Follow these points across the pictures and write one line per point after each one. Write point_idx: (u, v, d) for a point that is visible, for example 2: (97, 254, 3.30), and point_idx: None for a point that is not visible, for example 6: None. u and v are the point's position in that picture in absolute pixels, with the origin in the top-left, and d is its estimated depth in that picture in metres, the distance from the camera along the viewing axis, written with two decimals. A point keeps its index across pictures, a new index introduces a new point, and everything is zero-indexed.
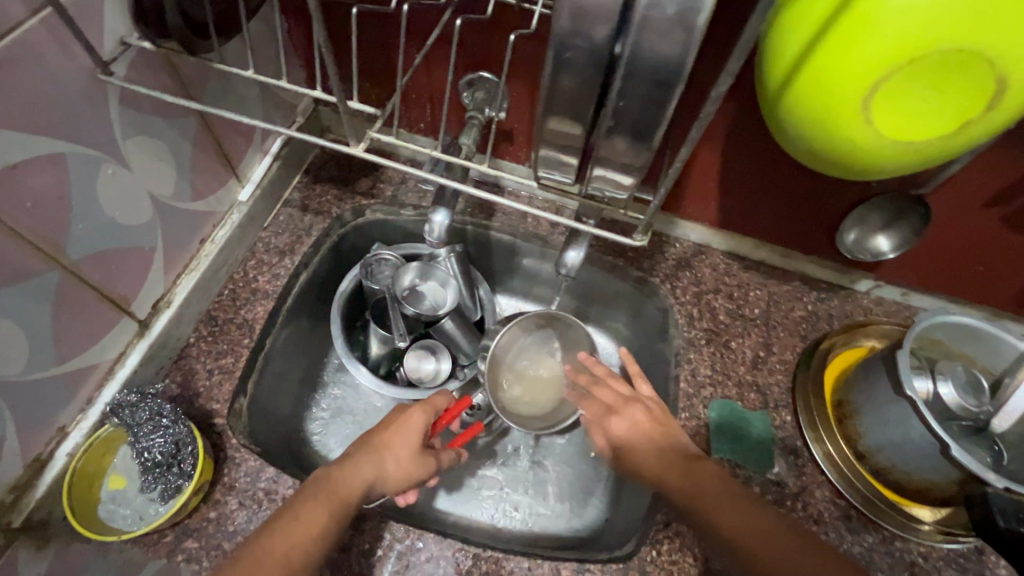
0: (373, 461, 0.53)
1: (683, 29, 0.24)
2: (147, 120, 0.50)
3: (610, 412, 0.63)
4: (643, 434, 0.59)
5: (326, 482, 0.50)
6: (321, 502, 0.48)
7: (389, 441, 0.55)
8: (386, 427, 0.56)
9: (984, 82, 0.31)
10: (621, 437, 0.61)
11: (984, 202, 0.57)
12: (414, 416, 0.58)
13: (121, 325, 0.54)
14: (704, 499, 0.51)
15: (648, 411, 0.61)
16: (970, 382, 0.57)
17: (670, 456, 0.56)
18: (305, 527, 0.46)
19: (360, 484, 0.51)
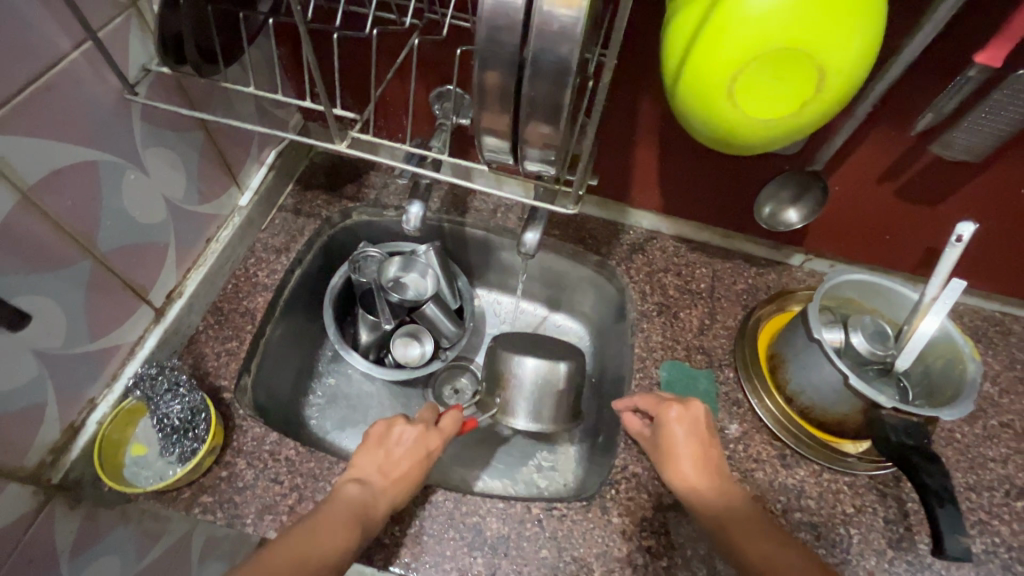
0: (388, 486, 0.58)
1: (568, 39, 0.33)
2: (162, 133, 0.59)
3: (667, 404, 0.62)
4: (689, 445, 0.60)
5: (351, 496, 0.56)
6: (349, 512, 0.54)
7: (403, 468, 0.59)
8: (400, 449, 0.61)
9: (809, 69, 0.41)
10: (671, 434, 0.61)
11: (877, 177, 0.66)
12: (430, 440, 0.63)
13: (140, 312, 0.63)
14: (731, 529, 0.54)
15: (699, 420, 0.62)
16: (877, 332, 0.66)
17: (714, 482, 0.58)
18: (332, 529, 0.51)
19: (385, 506, 0.57)
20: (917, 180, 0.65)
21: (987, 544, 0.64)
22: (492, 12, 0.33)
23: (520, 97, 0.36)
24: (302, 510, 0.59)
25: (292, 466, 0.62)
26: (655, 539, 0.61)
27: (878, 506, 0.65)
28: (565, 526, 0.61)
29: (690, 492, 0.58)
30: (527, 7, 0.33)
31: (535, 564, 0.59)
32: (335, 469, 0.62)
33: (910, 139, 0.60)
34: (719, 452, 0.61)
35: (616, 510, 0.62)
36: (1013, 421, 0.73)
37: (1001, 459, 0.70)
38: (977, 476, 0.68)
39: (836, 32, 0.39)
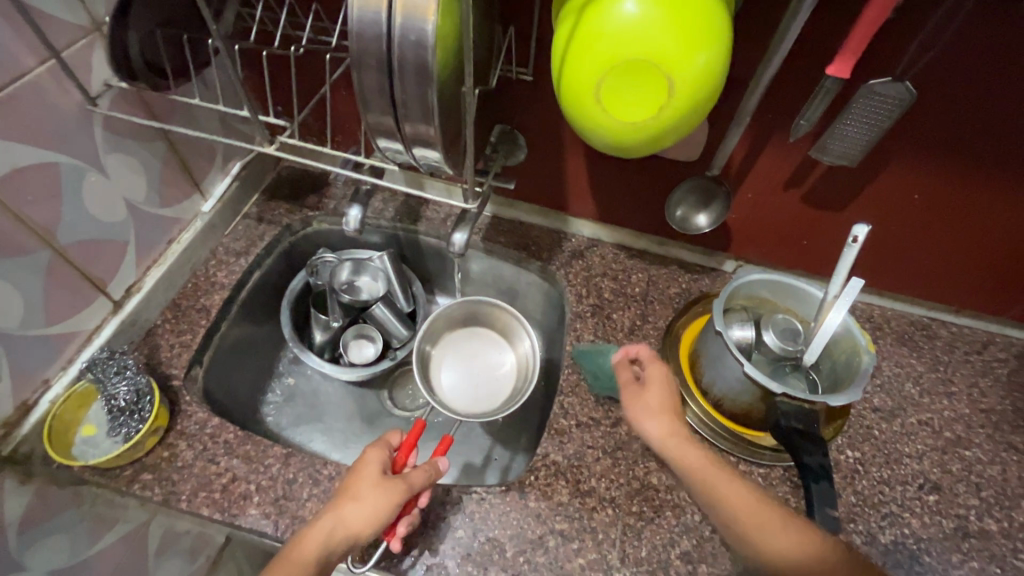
0: (334, 512, 0.54)
1: (425, 48, 0.39)
2: (122, 141, 0.65)
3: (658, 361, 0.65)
4: (671, 398, 0.62)
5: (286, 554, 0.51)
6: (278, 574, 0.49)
7: (348, 495, 0.55)
8: (349, 478, 0.57)
9: (658, 78, 0.46)
10: (659, 383, 0.63)
11: (785, 183, 0.70)
12: (370, 455, 0.59)
13: (98, 303, 0.68)
14: (719, 486, 0.54)
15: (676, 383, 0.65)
16: (787, 329, 0.69)
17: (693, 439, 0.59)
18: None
19: (319, 543, 0.52)
20: (819, 186, 0.70)
21: (896, 535, 0.66)
22: (358, 26, 0.39)
23: (393, 98, 0.42)
24: (234, 488, 0.63)
25: (229, 448, 0.66)
26: (569, 522, 0.64)
27: (790, 496, 0.68)
28: (483, 508, 0.64)
29: (674, 452, 0.57)
30: (388, 25, 0.39)
31: (451, 543, 0.62)
32: (270, 451, 0.66)
33: (801, 146, 0.65)
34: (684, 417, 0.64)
35: (533, 495, 0.65)
36: (932, 419, 0.75)
37: (916, 455, 0.72)
38: (892, 471, 0.70)
39: (675, 45, 0.45)
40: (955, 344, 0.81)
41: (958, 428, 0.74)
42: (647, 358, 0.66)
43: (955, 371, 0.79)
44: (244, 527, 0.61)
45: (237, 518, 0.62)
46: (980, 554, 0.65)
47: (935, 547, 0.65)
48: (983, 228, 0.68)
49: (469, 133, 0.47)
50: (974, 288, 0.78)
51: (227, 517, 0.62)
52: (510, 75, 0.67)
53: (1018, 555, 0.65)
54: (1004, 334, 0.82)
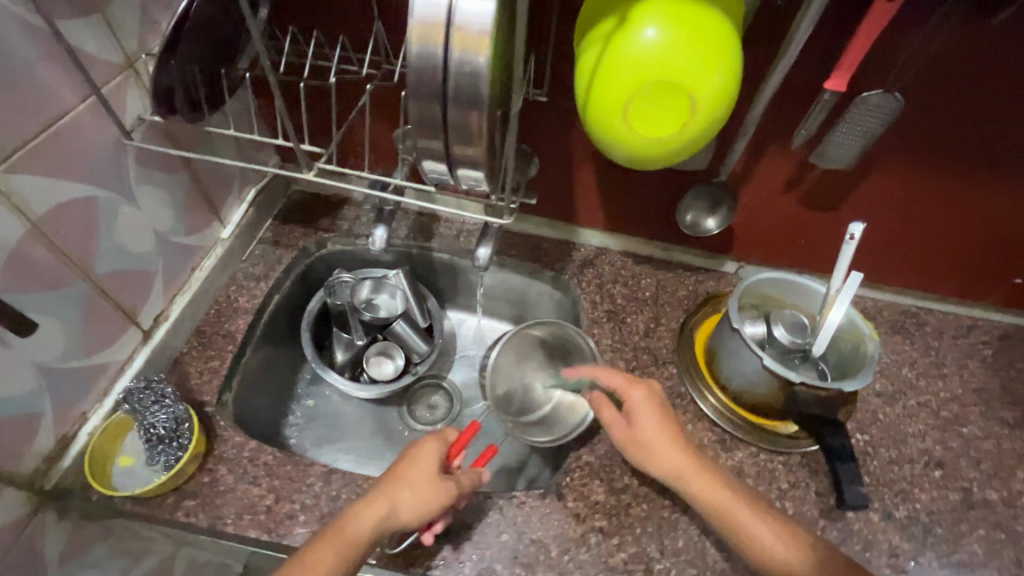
0: (387, 497, 0.57)
1: (480, 78, 0.42)
2: (152, 173, 0.67)
3: (633, 385, 0.66)
4: (662, 422, 0.64)
5: (333, 526, 0.55)
6: (327, 546, 0.53)
7: (408, 478, 0.58)
8: (408, 462, 0.60)
9: (681, 96, 0.51)
10: (640, 413, 0.65)
11: (784, 186, 0.76)
12: (430, 446, 0.62)
13: (130, 333, 0.69)
14: (733, 513, 0.59)
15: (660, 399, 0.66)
16: (795, 323, 0.73)
17: (695, 463, 0.62)
18: (310, 566, 0.51)
19: (369, 524, 0.55)
20: (815, 188, 0.75)
21: (908, 510, 0.70)
22: (417, 61, 0.42)
23: (446, 124, 0.45)
24: (279, 508, 0.64)
25: (269, 470, 0.67)
26: (607, 519, 0.66)
27: (809, 481, 0.72)
28: (524, 511, 0.66)
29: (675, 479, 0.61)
30: (444, 58, 0.42)
31: (497, 547, 0.64)
32: (311, 470, 0.67)
33: (799, 152, 0.70)
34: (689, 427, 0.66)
35: (571, 495, 0.68)
36: (929, 400, 0.80)
37: (919, 434, 0.77)
38: (899, 450, 0.75)
39: (694, 66, 0.49)
40: (943, 330, 0.87)
41: (954, 407, 0.79)
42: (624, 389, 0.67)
43: (945, 355, 0.84)
44: (292, 546, 0.62)
45: (285, 537, 0.62)
46: (985, 522, 0.70)
47: (945, 519, 0.70)
48: (964, 220, 0.75)
49: (510, 154, 0.51)
50: (957, 276, 0.84)
51: (275, 537, 0.62)
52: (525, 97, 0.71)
53: (1018, 520, 0.71)
54: (987, 318, 0.88)
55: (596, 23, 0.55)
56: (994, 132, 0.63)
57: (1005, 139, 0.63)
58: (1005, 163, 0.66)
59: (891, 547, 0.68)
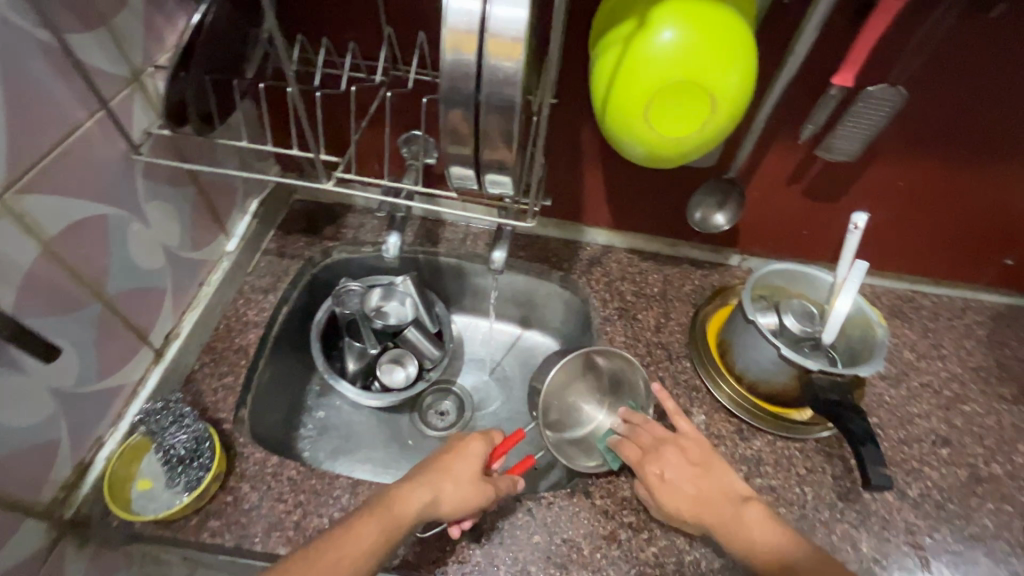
0: (431, 486, 0.59)
1: (513, 83, 0.42)
2: (160, 187, 0.65)
3: (644, 458, 0.66)
4: (679, 482, 0.64)
5: (380, 499, 0.57)
6: (376, 518, 0.55)
7: (455, 470, 0.62)
8: (454, 455, 0.64)
9: (701, 94, 0.52)
10: (652, 479, 0.64)
11: (788, 180, 0.78)
12: (475, 444, 0.65)
13: (141, 353, 0.67)
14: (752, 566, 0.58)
15: (678, 460, 0.65)
16: (804, 313, 0.75)
17: (715, 505, 0.62)
18: (358, 535, 0.54)
19: (414, 505, 0.58)
20: (818, 180, 0.77)
21: (921, 488, 0.73)
22: (451, 68, 0.42)
23: (477, 130, 0.45)
24: (307, 523, 0.63)
25: (294, 485, 0.66)
26: (635, 514, 0.67)
27: (826, 465, 0.73)
28: (553, 511, 0.67)
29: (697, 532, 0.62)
30: (477, 64, 0.42)
31: (529, 549, 0.64)
32: (336, 482, 0.66)
33: (803, 145, 0.72)
34: (720, 475, 0.64)
35: (598, 493, 0.68)
36: (932, 380, 0.83)
37: (925, 414, 0.79)
38: (907, 431, 0.78)
39: (715, 65, 0.50)
40: (939, 313, 0.90)
41: (955, 386, 0.82)
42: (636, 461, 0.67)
43: (943, 336, 0.87)
44: None
45: None
46: (993, 495, 0.73)
47: (955, 494, 0.73)
48: (957, 205, 0.78)
49: (538, 157, 0.51)
50: (951, 261, 0.87)
51: None
52: None
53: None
54: (978, 299, 0.92)
55: (612, 27, 0.55)
56: (987, 118, 0.66)
57: (998, 125, 0.66)
58: (998, 148, 0.69)
59: (907, 525, 0.70)
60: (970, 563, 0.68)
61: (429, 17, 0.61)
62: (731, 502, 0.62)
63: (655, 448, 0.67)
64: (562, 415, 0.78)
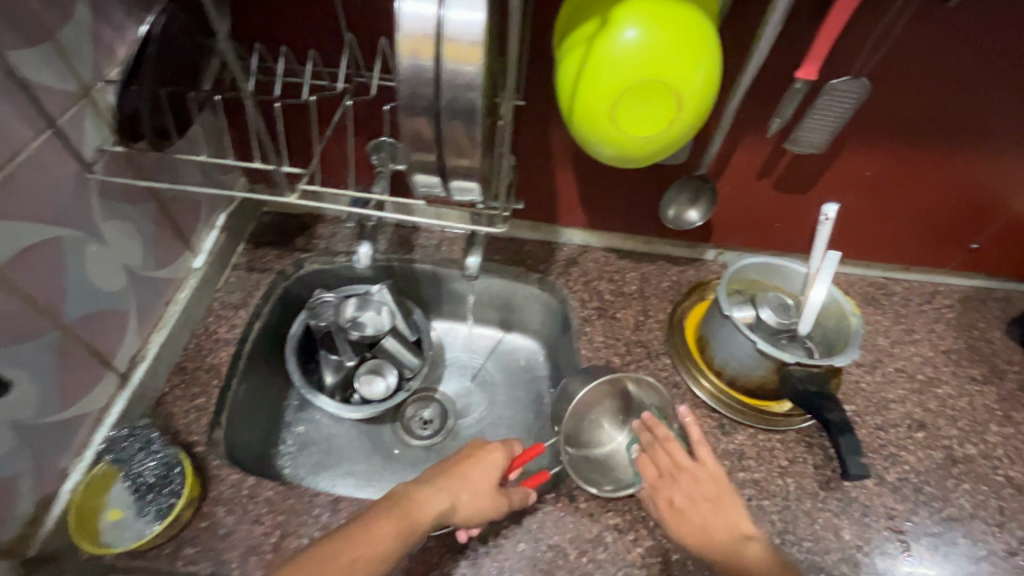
0: (450, 494, 0.60)
1: (474, 88, 0.41)
2: (119, 207, 0.63)
3: (661, 482, 0.65)
4: (687, 511, 0.62)
5: (399, 499, 0.59)
6: (393, 519, 0.56)
7: (476, 478, 0.63)
8: (475, 462, 0.64)
9: (666, 92, 0.51)
10: (663, 503, 0.64)
11: (758, 174, 0.78)
12: (496, 455, 0.66)
13: (106, 378, 0.65)
14: None
15: (693, 489, 0.63)
16: (779, 305, 0.76)
17: (717, 539, 0.60)
18: (374, 537, 0.55)
19: (432, 511, 0.59)
20: (787, 174, 0.78)
21: (899, 472, 0.74)
22: (409, 73, 0.41)
23: (439, 137, 0.44)
24: (287, 545, 0.62)
25: (272, 506, 0.64)
26: (620, 516, 0.67)
27: (807, 455, 0.74)
28: (539, 518, 0.66)
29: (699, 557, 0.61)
30: (436, 69, 0.41)
31: (516, 557, 0.63)
32: (316, 500, 0.65)
33: (771, 140, 0.73)
34: (732, 507, 0.62)
35: (583, 496, 0.68)
36: (905, 365, 0.84)
37: (900, 399, 0.81)
38: (883, 417, 0.79)
39: (678, 62, 0.50)
40: (910, 298, 0.92)
41: (927, 370, 0.84)
42: (653, 481, 0.66)
43: (914, 321, 0.89)
44: None
45: None
46: (968, 476, 0.75)
47: (932, 477, 0.74)
48: (924, 193, 0.79)
49: (504, 160, 0.50)
50: (920, 247, 0.89)
51: None
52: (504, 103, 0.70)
53: (997, 471, 0.75)
54: (947, 283, 0.93)
55: (575, 27, 0.55)
56: (946, 105, 0.67)
57: (957, 111, 0.67)
58: (959, 135, 0.71)
59: (887, 510, 0.71)
60: (949, 544, 0.69)
61: (389, 21, 0.60)
62: (734, 538, 0.60)
63: (674, 473, 0.65)
64: (585, 432, 0.72)
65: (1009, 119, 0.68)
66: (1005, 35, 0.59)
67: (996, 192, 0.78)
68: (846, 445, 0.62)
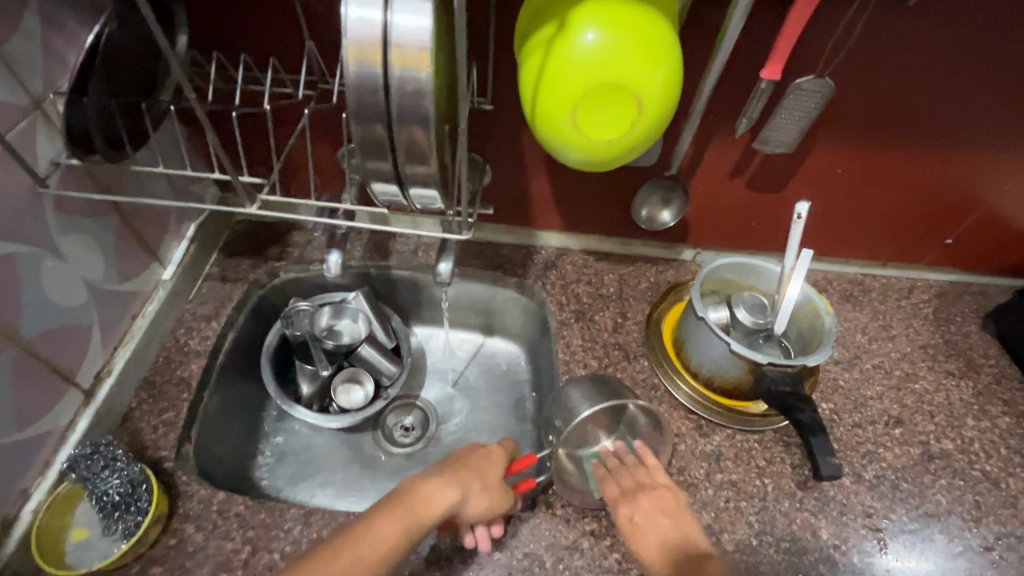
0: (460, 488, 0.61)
1: (423, 96, 0.41)
2: (77, 220, 0.62)
3: (620, 500, 0.61)
4: (649, 528, 0.59)
5: (404, 497, 0.58)
6: (398, 517, 0.56)
7: (484, 475, 0.64)
8: (481, 460, 0.65)
9: (626, 95, 0.51)
10: (625, 521, 0.60)
11: (731, 173, 0.78)
12: (498, 453, 0.67)
13: (69, 396, 0.65)
14: None
15: (654, 504, 0.60)
16: (755, 304, 0.76)
17: (678, 558, 0.56)
18: (377, 536, 0.54)
19: (443, 506, 0.59)
20: (759, 173, 0.78)
21: (876, 470, 0.74)
22: (357, 81, 0.40)
23: (393, 146, 0.44)
24: (257, 561, 0.61)
25: (242, 521, 0.63)
26: (597, 522, 0.66)
27: (785, 455, 0.74)
28: (515, 526, 0.66)
29: None
30: (384, 76, 0.40)
31: (491, 567, 0.63)
32: (287, 514, 0.64)
33: (742, 140, 0.73)
34: (692, 525, 0.59)
35: (559, 502, 0.67)
36: (883, 361, 0.84)
37: (878, 396, 0.81)
38: (861, 414, 0.79)
39: (637, 64, 0.49)
40: (887, 294, 0.92)
41: (905, 365, 0.84)
42: (614, 498, 0.62)
43: (892, 317, 0.89)
44: None
45: None
46: (945, 471, 0.75)
47: (910, 473, 0.74)
48: (896, 189, 0.79)
49: (462, 168, 0.50)
50: (896, 243, 0.89)
51: None
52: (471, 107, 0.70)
53: (974, 465, 0.75)
54: (923, 278, 0.94)
55: (534, 30, 0.54)
56: (914, 100, 0.67)
57: (925, 107, 0.67)
58: (928, 131, 0.71)
59: (864, 508, 0.71)
60: (926, 540, 0.69)
61: None
62: (693, 556, 0.56)
63: (636, 489, 0.62)
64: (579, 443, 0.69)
65: (976, 113, 0.68)
66: (968, 30, 0.59)
67: (967, 188, 0.78)
68: (817, 446, 0.62)
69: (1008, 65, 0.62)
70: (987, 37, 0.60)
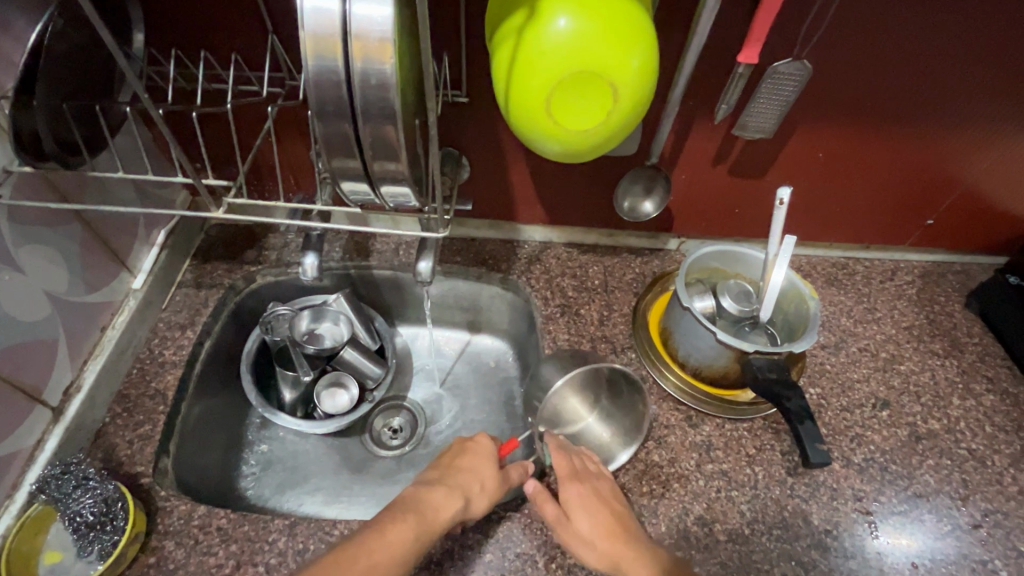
0: (456, 486, 0.61)
1: (386, 89, 0.39)
2: (32, 230, 0.60)
3: (567, 481, 0.65)
4: (592, 507, 0.62)
5: (410, 507, 0.57)
6: (410, 522, 0.55)
7: (480, 472, 0.63)
8: (473, 459, 0.65)
9: (601, 83, 0.49)
10: (570, 499, 0.63)
11: (713, 159, 0.77)
12: (484, 443, 0.68)
13: (35, 414, 0.62)
14: None
15: (598, 488, 0.65)
16: (741, 292, 0.75)
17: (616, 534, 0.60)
18: (392, 543, 0.53)
19: (447, 511, 0.58)
20: (740, 160, 0.77)
21: (865, 453, 0.74)
22: (317, 74, 0.38)
23: (359, 142, 0.42)
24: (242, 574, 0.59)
25: (225, 535, 0.61)
26: None
27: (774, 442, 0.74)
28: (507, 527, 0.64)
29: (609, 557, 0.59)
30: (345, 69, 0.38)
31: (482, 569, 0.62)
32: (271, 526, 0.62)
33: (721, 127, 0.72)
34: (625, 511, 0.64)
35: None
36: (869, 344, 0.84)
37: (864, 379, 0.81)
38: (849, 398, 0.79)
39: (611, 51, 0.48)
40: (871, 276, 0.92)
41: (891, 347, 0.84)
42: (564, 477, 0.65)
43: (877, 299, 0.89)
44: None
45: None
46: (933, 451, 0.75)
47: (898, 455, 0.74)
48: (878, 172, 0.79)
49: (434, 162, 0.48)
50: (879, 226, 0.89)
51: None
52: (445, 99, 0.68)
53: (960, 444, 0.76)
54: (906, 260, 0.94)
55: (505, 19, 0.53)
56: (893, 82, 0.66)
57: (903, 88, 0.67)
58: (908, 112, 0.70)
59: (855, 492, 0.71)
60: (916, 521, 0.70)
61: None
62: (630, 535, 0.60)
63: (584, 475, 0.66)
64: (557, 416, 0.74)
65: (954, 93, 0.68)
66: (944, 10, 0.59)
67: (946, 169, 0.78)
68: (805, 434, 0.61)
69: (985, 44, 0.62)
70: (963, 17, 0.60)
